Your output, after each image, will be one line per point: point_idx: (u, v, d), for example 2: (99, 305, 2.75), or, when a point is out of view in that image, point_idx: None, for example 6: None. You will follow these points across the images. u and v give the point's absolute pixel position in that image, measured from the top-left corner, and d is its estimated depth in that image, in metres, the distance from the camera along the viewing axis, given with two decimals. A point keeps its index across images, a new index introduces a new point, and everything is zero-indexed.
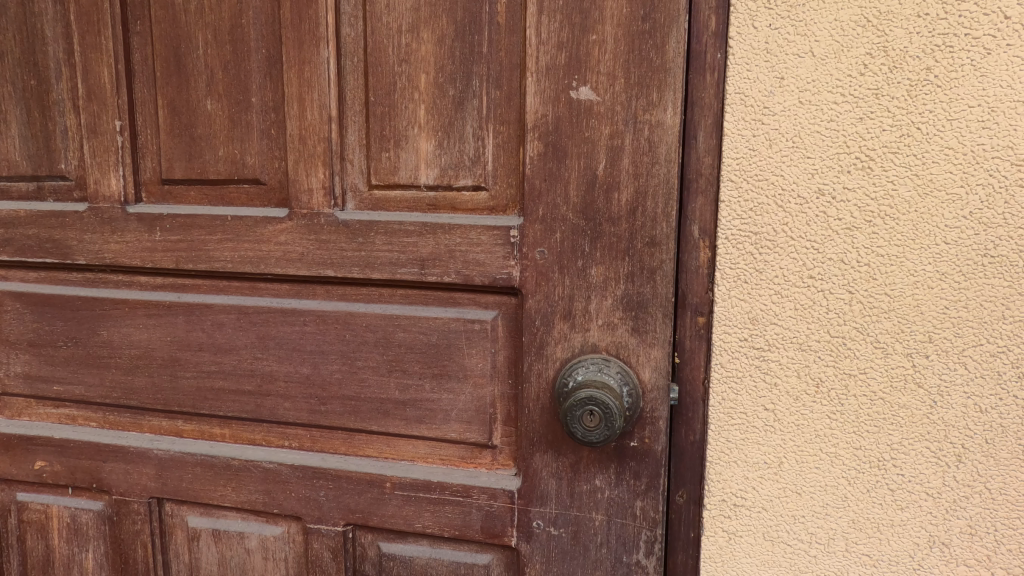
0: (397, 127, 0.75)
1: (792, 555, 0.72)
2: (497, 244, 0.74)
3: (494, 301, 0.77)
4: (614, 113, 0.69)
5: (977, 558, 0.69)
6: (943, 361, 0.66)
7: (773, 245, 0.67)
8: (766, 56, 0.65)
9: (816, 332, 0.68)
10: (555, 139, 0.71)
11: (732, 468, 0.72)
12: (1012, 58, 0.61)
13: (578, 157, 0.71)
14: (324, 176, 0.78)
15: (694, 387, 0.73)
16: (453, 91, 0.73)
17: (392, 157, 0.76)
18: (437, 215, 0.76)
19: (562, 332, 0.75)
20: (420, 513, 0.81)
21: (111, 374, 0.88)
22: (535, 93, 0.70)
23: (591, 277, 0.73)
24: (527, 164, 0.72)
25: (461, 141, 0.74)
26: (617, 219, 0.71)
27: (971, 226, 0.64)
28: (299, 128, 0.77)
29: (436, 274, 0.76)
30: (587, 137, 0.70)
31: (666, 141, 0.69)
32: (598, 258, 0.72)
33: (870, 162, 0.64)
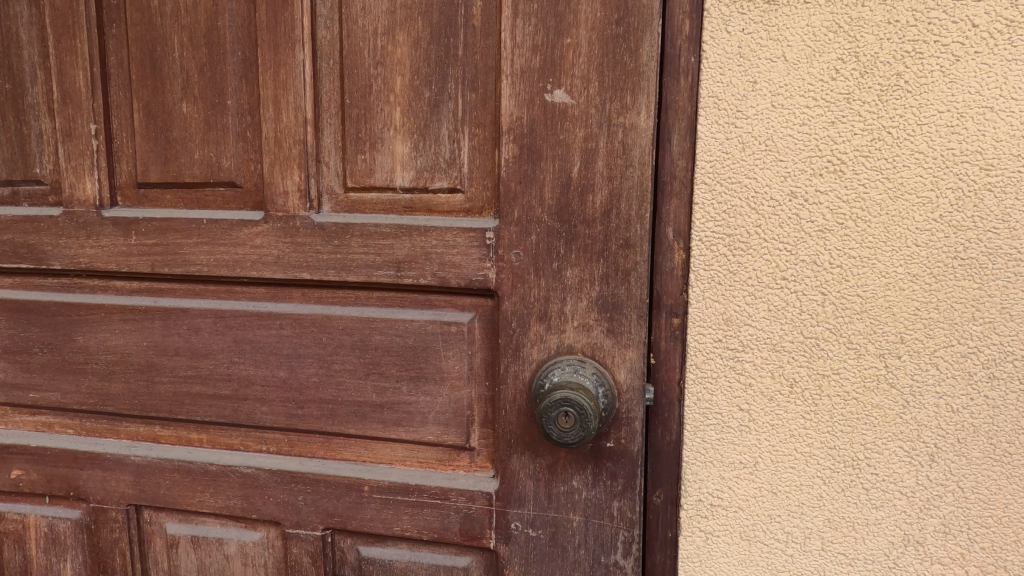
0: (372, 130, 0.75)
1: (769, 555, 0.72)
2: (473, 246, 0.75)
3: (471, 303, 0.77)
4: (587, 116, 0.70)
5: (950, 556, 0.70)
6: (916, 362, 0.67)
7: (747, 246, 0.68)
8: (739, 60, 0.66)
9: (791, 332, 0.69)
10: (529, 141, 0.71)
11: (706, 470, 0.72)
12: (981, 64, 0.62)
13: (552, 160, 0.71)
14: (299, 179, 0.78)
15: (669, 387, 0.73)
16: (427, 92, 0.73)
17: (368, 158, 0.76)
18: (412, 217, 0.76)
19: (538, 335, 0.75)
20: (399, 516, 0.80)
21: (78, 382, 0.88)
22: (510, 95, 0.71)
23: (566, 279, 0.73)
24: (503, 165, 0.72)
25: (435, 142, 0.74)
26: (590, 222, 0.72)
27: (942, 229, 0.65)
28: (273, 130, 0.77)
29: (411, 276, 0.76)
30: (560, 140, 0.71)
31: (639, 144, 0.70)
32: (573, 259, 0.73)
33: (841, 164, 0.65)
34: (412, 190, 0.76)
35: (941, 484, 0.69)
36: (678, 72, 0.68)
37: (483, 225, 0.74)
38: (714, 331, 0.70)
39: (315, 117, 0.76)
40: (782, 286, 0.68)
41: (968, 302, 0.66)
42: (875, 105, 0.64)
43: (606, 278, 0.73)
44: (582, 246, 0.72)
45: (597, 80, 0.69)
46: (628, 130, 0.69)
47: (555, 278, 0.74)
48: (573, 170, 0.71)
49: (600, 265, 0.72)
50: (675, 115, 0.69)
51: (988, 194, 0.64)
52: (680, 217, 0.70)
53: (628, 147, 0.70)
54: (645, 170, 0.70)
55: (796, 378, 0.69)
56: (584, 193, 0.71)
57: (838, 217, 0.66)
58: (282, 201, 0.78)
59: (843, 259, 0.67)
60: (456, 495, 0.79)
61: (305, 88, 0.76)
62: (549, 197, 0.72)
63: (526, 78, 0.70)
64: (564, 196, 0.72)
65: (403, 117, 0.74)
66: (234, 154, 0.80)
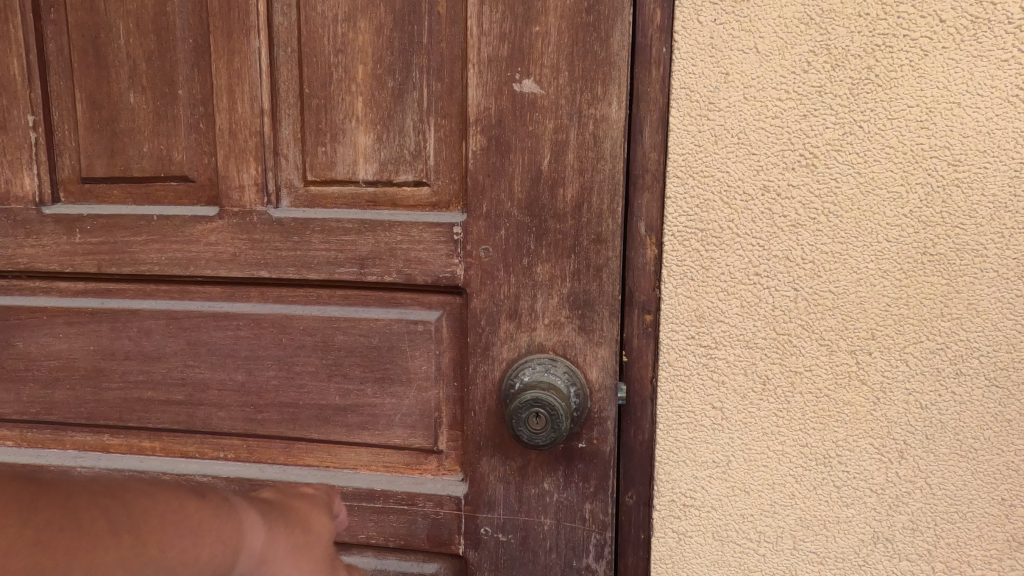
0: (333, 121, 0.72)
1: (741, 556, 0.72)
2: (440, 242, 0.72)
3: (438, 301, 0.74)
4: (557, 107, 0.68)
5: (918, 552, 0.70)
6: (886, 357, 0.67)
7: (719, 241, 0.67)
8: (711, 51, 0.64)
9: (763, 329, 0.68)
10: (497, 133, 0.69)
11: (679, 470, 0.71)
12: (948, 60, 0.62)
13: (521, 152, 0.69)
14: (256, 172, 0.74)
15: (642, 385, 0.72)
16: (390, 81, 0.70)
17: (329, 150, 0.73)
18: (376, 211, 0.73)
19: (508, 333, 0.73)
20: (364, 523, 0.78)
21: (19, 390, 0.83)
22: (477, 85, 0.68)
23: (536, 275, 0.71)
24: (471, 158, 0.70)
25: (400, 134, 0.71)
26: (561, 217, 0.70)
27: (912, 224, 0.64)
28: (227, 121, 0.73)
29: (375, 274, 0.73)
30: (529, 132, 0.69)
31: (611, 137, 0.68)
32: (544, 255, 0.71)
33: (814, 159, 0.64)
34: (375, 184, 0.73)
35: (910, 480, 0.69)
36: (650, 63, 0.66)
37: (451, 219, 0.72)
38: (686, 328, 0.69)
39: (273, 107, 0.73)
40: (754, 282, 0.67)
41: (937, 298, 0.65)
42: (846, 99, 0.63)
43: (578, 275, 0.71)
44: (552, 241, 0.70)
45: (567, 70, 0.67)
46: (599, 122, 0.68)
47: (525, 275, 0.71)
48: (543, 164, 0.69)
49: (571, 261, 0.70)
50: (647, 108, 0.67)
51: (956, 190, 0.63)
52: (653, 212, 0.69)
53: (599, 140, 0.68)
54: (617, 163, 0.68)
55: (769, 375, 0.68)
56: (555, 187, 0.69)
57: (811, 212, 0.65)
58: (240, 195, 0.75)
59: (815, 254, 0.66)
60: (423, 500, 0.76)
61: (262, 78, 0.72)
62: (518, 191, 0.70)
63: (493, 68, 0.68)
64: (534, 190, 0.70)
65: (365, 107, 0.71)
66: (186, 147, 0.75)
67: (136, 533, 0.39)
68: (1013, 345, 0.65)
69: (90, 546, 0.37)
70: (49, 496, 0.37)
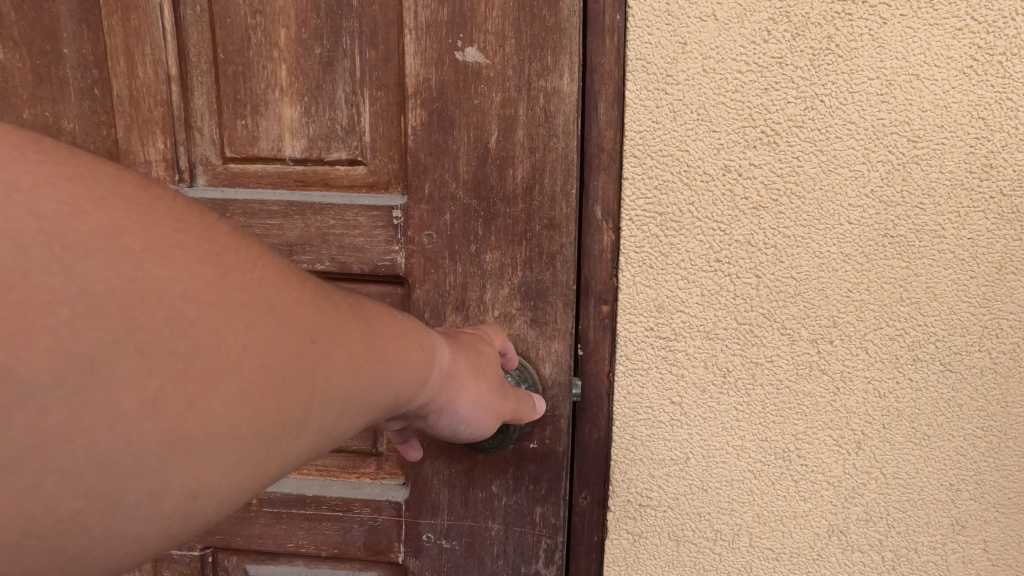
0: (253, 91, 0.65)
1: (696, 554, 0.69)
2: (377, 227, 0.66)
3: (377, 292, 0.69)
4: (503, 78, 0.62)
5: (870, 544, 0.68)
6: (847, 346, 0.64)
7: (679, 225, 0.62)
8: (667, 19, 0.59)
9: (724, 319, 0.64)
10: (439, 106, 0.63)
11: (635, 468, 0.67)
12: (905, 28, 0.58)
13: (466, 129, 0.63)
14: (165, 146, 0.67)
15: (597, 380, 0.67)
16: (319, 48, 0.63)
17: (250, 124, 0.66)
18: (306, 193, 0.67)
19: (454, 326, 0.67)
20: (293, 532, 0.72)
21: None
22: (415, 53, 0.62)
23: (485, 264, 0.66)
24: (413, 135, 0.64)
25: (331, 108, 0.65)
26: (510, 201, 0.64)
27: (873, 205, 0.61)
28: (127, 86, 0.66)
29: (305, 261, 0.67)
30: (474, 104, 0.63)
31: (563, 112, 0.62)
32: (492, 242, 0.65)
33: (775, 136, 0.60)
34: (303, 163, 0.67)
35: (867, 473, 0.66)
36: (603, 31, 0.61)
37: (390, 201, 0.66)
38: (644, 319, 0.65)
39: (177, 71, 0.65)
40: (715, 269, 0.63)
41: (898, 283, 0.62)
42: (807, 71, 0.59)
43: (529, 264, 0.65)
44: (503, 226, 0.65)
45: (513, 38, 0.61)
46: (551, 95, 0.62)
47: (473, 263, 0.66)
48: (490, 141, 0.63)
49: (522, 249, 0.65)
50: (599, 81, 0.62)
51: (917, 167, 0.60)
52: (609, 194, 0.64)
53: (551, 115, 0.62)
54: (570, 141, 0.63)
55: (729, 367, 0.65)
56: (503, 167, 0.64)
57: (773, 193, 0.61)
58: (146, 172, 0.68)
59: (778, 239, 0.62)
60: (360, 506, 0.72)
61: (165, 39, 0.64)
62: (462, 170, 0.64)
63: (431, 33, 0.62)
64: (481, 170, 0.64)
65: (290, 76, 0.64)
66: (76, 114, 0.67)
67: (322, 305, 0.35)
68: (967, 328, 0.63)
69: (302, 316, 0.33)
70: (275, 263, 0.34)
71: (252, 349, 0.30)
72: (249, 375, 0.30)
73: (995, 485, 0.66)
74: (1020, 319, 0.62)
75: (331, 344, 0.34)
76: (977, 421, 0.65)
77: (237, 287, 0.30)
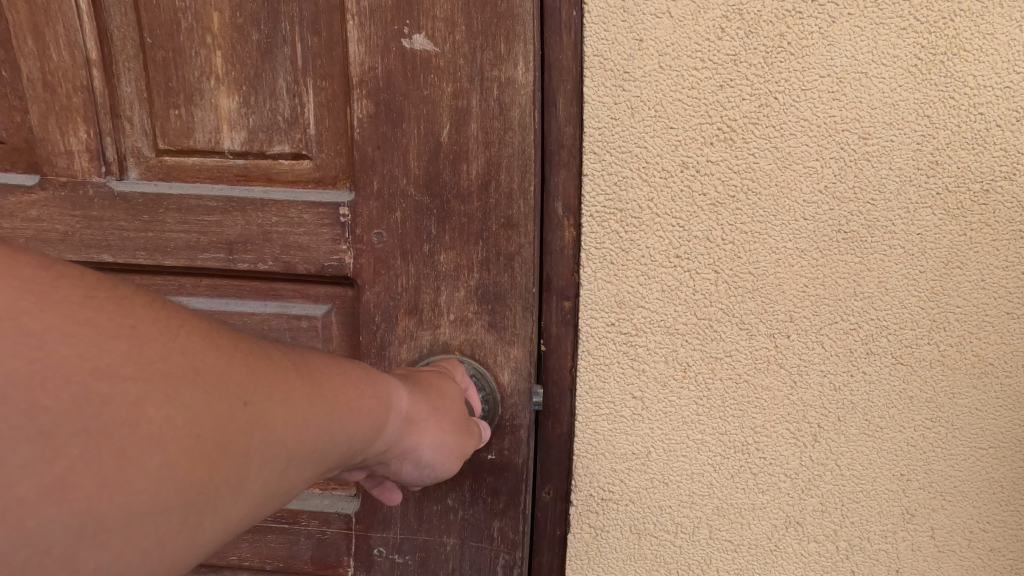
0: (186, 79, 0.63)
1: (658, 548, 0.69)
2: (324, 226, 0.64)
3: (326, 294, 0.67)
4: (454, 67, 0.61)
5: (825, 534, 0.69)
6: (803, 340, 0.65)
7: (639, 222, 0.63)
8: (624, 14, 0.59)
9: (684, 314, 0.64)
10: (387, 97, 0.61)
11: (597, 462, 0.67)
12: (853, 27, 0.59)
13: (416, 122, 0.62)
14: (88, 136, 0.64)
15: (560, 375, 0.66)
16: (256, 33, 0.61)
17: (184, 114, 0.64)
18: (248, 188, 0.65)
19: (406, 331, 0.66)
20: (235, 544, 0.72)
21: None
22: (358, 40, 0.60)
23: (440, 265, 0.65)
24: (359, 129, 0.62)
25: (272, 98, 0.63)
26: (465, 198, 0.63)
27: (826, 201, 0.62)
28: (41, 69, 0.62)
29: (247, 261, 0.65)
30: (423, 95, 0.61)
31: (517, 104, 0.62)
32: (446, 242, 0.64)
33: (732, 133, 0.61)
34: (244, 156, 0.65)
35: (822, 464, 0.67)
36: (560, 27, 0.61)
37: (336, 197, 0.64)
38: (606, 315, 0.64)
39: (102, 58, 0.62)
40: (675, 265, 0.63)
41: (850, 276, 0.64)
42: (761, 68, 0.60)
43: (487, 265, 0.65)
44: (457, 225, 0.64)
45: (463, 25, 0.60)
46: (504, 85, 0.61)
47: (426, 264, 0.65)
48: (442, 135, 0.62)
49: (479, 249, 0.64)
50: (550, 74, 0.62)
51: (867, 164, 0.62)
52: (569, 190, 0.63)
53: (505, 108, 0.62)
54: (527, 135, 0.62)
55: (689, 362, 0.65)
56: (456, 162, 0.63)
57: (730, 189, 0.62)
58: (68, 167, 0.65)
59: (736, 234, 0.63)
60: (307, 518, 0.70)
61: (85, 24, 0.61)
62: (412, 166, 0.63)
63: (375, 19, 0.60)
64: (434, 165, 0.63)
65: (225, 64, 0.62)
66: None
67: (259, 365, 0.36)
68: (916, 321, 0.65)
69: (225, 382, 0.33)
70: (204, 334, 0.35)
71: (170, 421, 0.30)
72: (167, 447, 0.30)
73: (942, 474, 0.68)
74: (964, 313, 0.65)
75: (266, 404, 0.35)
76: (927, 413, 0.67)
77: (167, 359, 0.31)
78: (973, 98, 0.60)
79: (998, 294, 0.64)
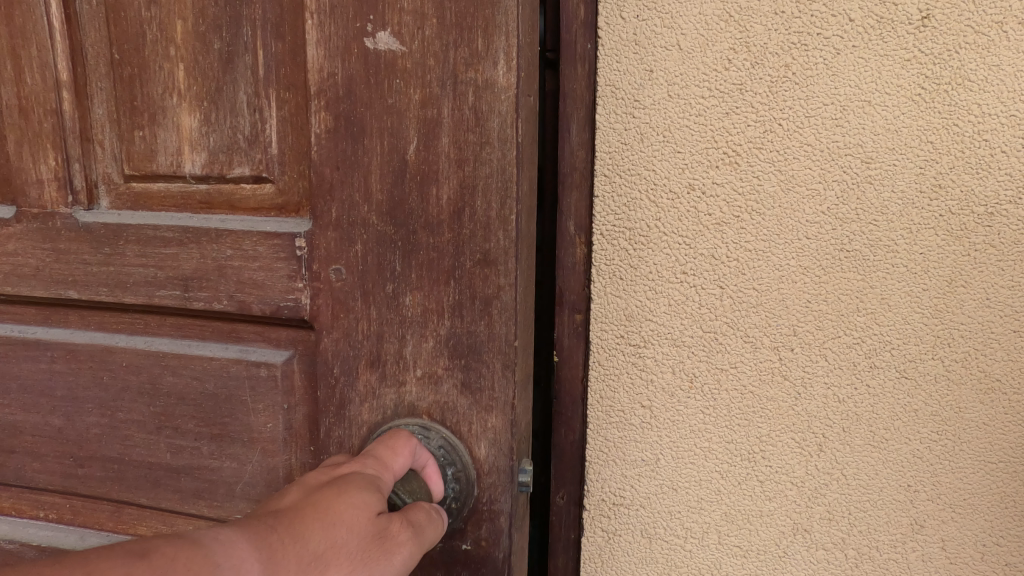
0: (150, 98, 0.66)
1: (668, 551, 0.72)
2: (280, 260, 0.65)
3: (288, 338, 0.67)
4: (423, 69, 0.57)
5: (833, 542, 0.71)
6: (807, 354, 0.68)
7: (647, 240, 0.67)
8: (634, 48, 0.64)
9: (690, 327, 0.68)
10: (348, 108, 0.59)
11: (608, 470, 0.71)
12: (858, 57, 0.62)
13: (379, 136, 0.59)
14: (55, 164, 0.70)
15: (571, 385, 0.71)
16: (218, 43, 0.63)
17: (148, 136, 0.68)
18: (208, 216, 0.67)
19: (371, 380, 0.64)
20: None
21: None
22: (318, 42, 0.59)
23: (405, 307, 0.62)
24: (316, 146, 0.61)
25: (235, 114, 0.65)
26: (437, 229, 0.59)
27: (829, 222, 0.65)
28: (18, 97, 0.70)
29: (203, 299, 0.67)
30: (388, 103, 0.58)
31: (497, 111, 0.57)
32: (413, 281, 0.61)
33: (737, 157, 0.64)
34: (206, 181, 0.67)
35: (828, 473, 0.70)
36: (575, 59, 0.65)
37: (293, 227, 0.64)
38: (615, 327, 0.69)
39: (68, 93, 0.68)
40: (681, 281, 0.67)
41: (853, 294, 0.66)
42: (766, 96, 0.63)
43: (458, 311, 0.61)
44: (425, 258, 0.60)
45: (434, 18, 0.56)
46: (482, 88, 0.57)
47: (392, 304, 0.62)
48: (409, 152, 0.59)
49: (450, 291, 0.60)
50: (529, 82, 0.59)
51: (870, 187, 0.64)
52: (581, 210, 0.68)
53: (482, 118, 0.57)
54: (505, 150, 0.57)
55: (695, 373, 0.69)
56: (425, 185, 0.59)
57: (734, 210, 0.65)
58: (41, 193, 0.71)
59: (739, 252, 0.66)
60: None
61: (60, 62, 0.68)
62: (376, 190, 0.60)
63: (337, 17, 0.58)
64: (400, 189, 0.60)
65: (187, 81, 0.65)
66: None
67: None
68: (920, 337, 0.67)
69: None
70: None
71: None
72: None
73: (951, 487, 0.69)
74: (971, 330, 0.66)
75: None
76: (932, 426, 0.69)
77: None
78: (979, 125, 0.62)
79: (1004, 312, 0.66)
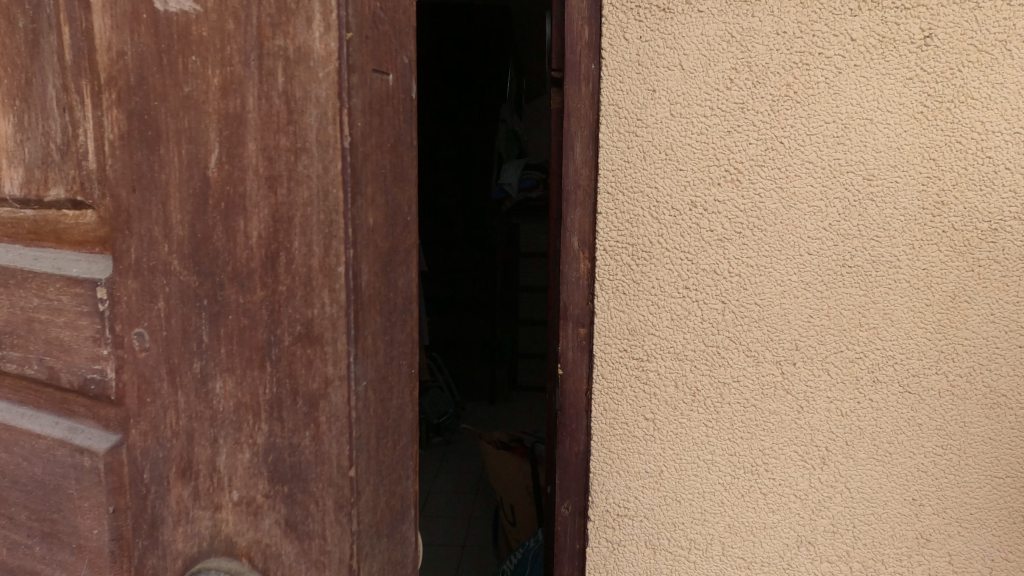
0: None
1: (673, 562, 0.72)
2: None
3: None
4: (227, 42, 0.30)
5: (838, 555, 0.71)
6: (809, 367, 0.68)
7: (649, 255, 0.68)
8: (637, 68, 0.65)
9: (692, 341, 0.69)
10: (74, 61, 0.32)
11: (613, 481, 0.72)
12: (860, 77, 0.63)
13: (104, 111, 0.31)
14: None
15: (574, 397, 0.72)
16: None
17: None
18: None
19: (183, 500, 0.33)
20: None
21: None
22: None
23: (159, 442, 0.33)
24: (29, 145, 0.35)
25: None
26: (212, 302, 0.32)
27: (831, 238, 0.66)
28: None
29: None
30: (180, 87, 0.30)
31: (310, 93, 0.30)
32: (223, 359, 0.33)
33: (738, 174, 0.66)
34: None
35: (831, 486, 0.70)
36: (579, 79, 0.67)
37: (88, 269, 0.34)
38: (619, 341, 0.70)
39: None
40: (683, 296, 0.68)
41: (855, 310, 0.67)
42: (768, 115, 0.64)
43: (259, 453, 0.33)
44: (229, 327, 0.32)
45: None
46: (293, 62, 0.30)
47: (200, 394, 0.33)
48: (207, 167, 0.31)
49: (234, 415, 0.33)
50: (365, 24, 0.31)
51: (872, 204, 0.65)
52: (585, 226, 0.70)
53: (295, 109, 0.30)
54: (322, 169, 0.31)
55: (698, 386, 0.69)
56: (229, 216, 0.31)
57: (736, 226, 0.66)
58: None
59: (741, 268, 0.67)
60: None
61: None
62: (177, 221, 0.32)
63: None
64: (161, 224, 0.32)
65: None
66: None
67: None
68: (924, 352, 0.67)
69: None
70: None
71: None
72: None
73: (956, 501, 0.69)
74: (976, 346, 0.67)
75: None
76: (937, 440, 0.69)
77: None
78: (982, 142, 0.63)
79: (1009, 327, 0.66)
